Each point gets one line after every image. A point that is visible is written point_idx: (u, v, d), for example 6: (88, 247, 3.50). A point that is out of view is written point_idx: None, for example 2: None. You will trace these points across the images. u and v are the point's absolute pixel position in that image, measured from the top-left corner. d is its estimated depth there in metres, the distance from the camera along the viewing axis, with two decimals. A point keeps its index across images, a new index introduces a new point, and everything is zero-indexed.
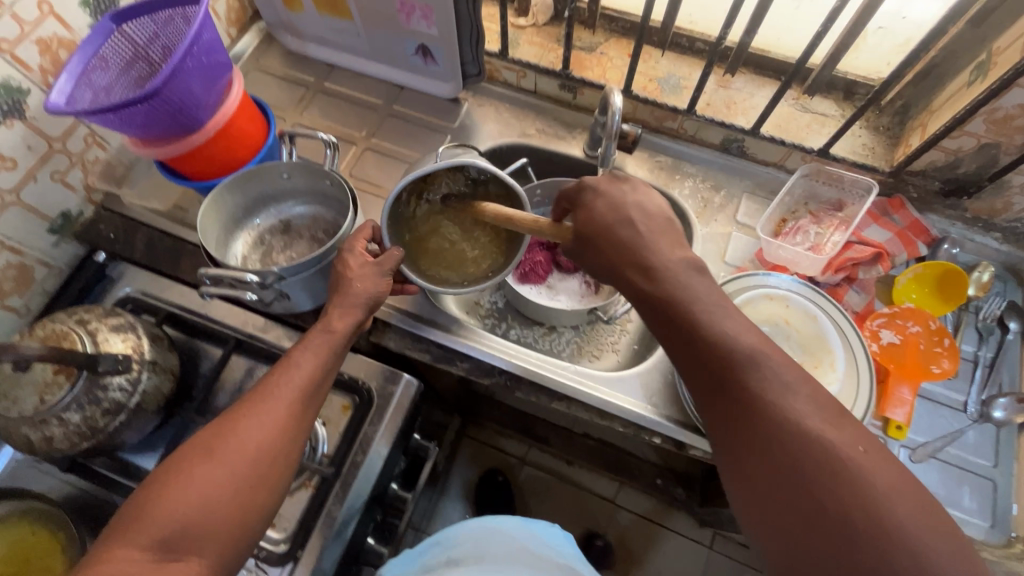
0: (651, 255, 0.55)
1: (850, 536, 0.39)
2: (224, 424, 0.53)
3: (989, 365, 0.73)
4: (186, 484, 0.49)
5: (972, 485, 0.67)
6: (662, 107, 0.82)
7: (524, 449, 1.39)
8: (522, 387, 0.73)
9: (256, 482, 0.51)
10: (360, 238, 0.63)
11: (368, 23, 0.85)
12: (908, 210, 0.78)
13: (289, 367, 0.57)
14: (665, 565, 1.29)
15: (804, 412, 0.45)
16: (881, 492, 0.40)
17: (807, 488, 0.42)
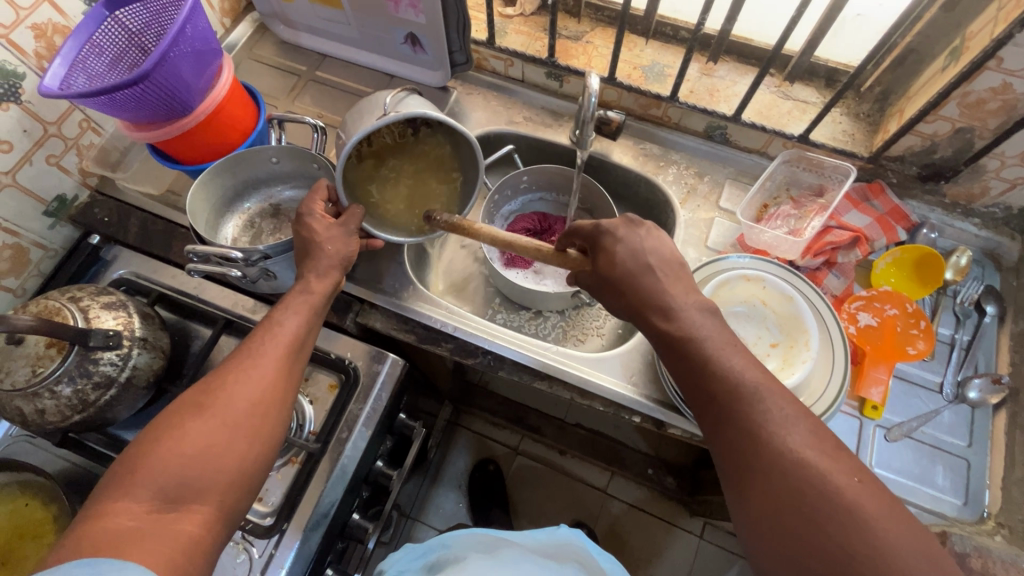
0: (644, 278, 0.58)
1: (823, 509, 0.42)
2: (212, 383, 0.55)
3: (966, 347, 0.74)
4: (179, 439, 0.50)
5: (947, 464, 0.68)
6: (645, 95, 0.83)
7: (516, 438, 1.40)
8: (505, 367, 0.75)
9: (250, 432, 0.53)
10: (316, 199, 0.65)
11: (357, 12, 0.86)
12: (888, 195, 0.79)
13: (272, 327, 0.60)
14: (656, 553, 1.30)
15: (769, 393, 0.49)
16: (847, 478, 0.44)
17: (782, 466, 0.45)
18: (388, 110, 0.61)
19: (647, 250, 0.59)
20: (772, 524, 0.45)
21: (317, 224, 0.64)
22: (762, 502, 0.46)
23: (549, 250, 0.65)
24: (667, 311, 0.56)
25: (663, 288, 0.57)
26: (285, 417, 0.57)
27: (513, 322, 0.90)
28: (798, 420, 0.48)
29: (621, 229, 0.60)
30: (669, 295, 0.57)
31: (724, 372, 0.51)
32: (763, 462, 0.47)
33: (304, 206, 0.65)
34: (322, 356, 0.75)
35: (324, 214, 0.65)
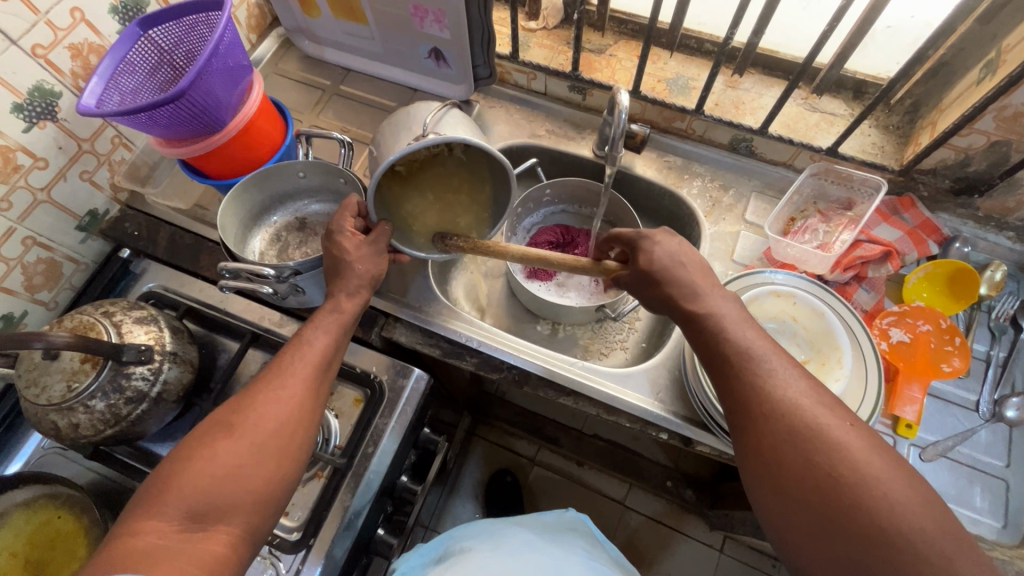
0: (670, 281, 0.58)
1: (863, 529, 0.42)
2: (242, 401, 0.55)
3: (1002, 364, 0.73)
4: (209, 458, 0.50)
5: (984, 484, 0.67)
6: (670, 108, 0.83)
7: (533, 449, 1.40)
8: (530, 382, 0.75)
9: (277, 452, 0.53)
10: (346, 216, 0.64)
11: (382, 28, 0.87)
12: (919, 208, 0.78)
13: (301, 345, 0.60)
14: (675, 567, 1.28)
15: (809, 410, 0.48)
16: (893, 496, 0.43)
17: (822, 485, 0.45)
18: (427, 130, 0.60)
19: (679, 268, 0.58)
20: (818, 538, 0.44)
21: (347, 243, 0.63)
22: (806, 516, 0.45)
23: (585, 261, 0.65)
24: (701, 329, 0.56)
25: (695, 306, 0.57)
26: (311, 437, 0.57)
27: (536, 336, 0.90)
28: (840, 423, 0.47)
29: (662, 241, 0.59)
30: (703, 313, 0.56)
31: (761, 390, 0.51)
32: (806, 475, 0.45)
33: (333, 223, 0.64)
34: (347, 370, 0.76)
35: (353, 232, 0.64)
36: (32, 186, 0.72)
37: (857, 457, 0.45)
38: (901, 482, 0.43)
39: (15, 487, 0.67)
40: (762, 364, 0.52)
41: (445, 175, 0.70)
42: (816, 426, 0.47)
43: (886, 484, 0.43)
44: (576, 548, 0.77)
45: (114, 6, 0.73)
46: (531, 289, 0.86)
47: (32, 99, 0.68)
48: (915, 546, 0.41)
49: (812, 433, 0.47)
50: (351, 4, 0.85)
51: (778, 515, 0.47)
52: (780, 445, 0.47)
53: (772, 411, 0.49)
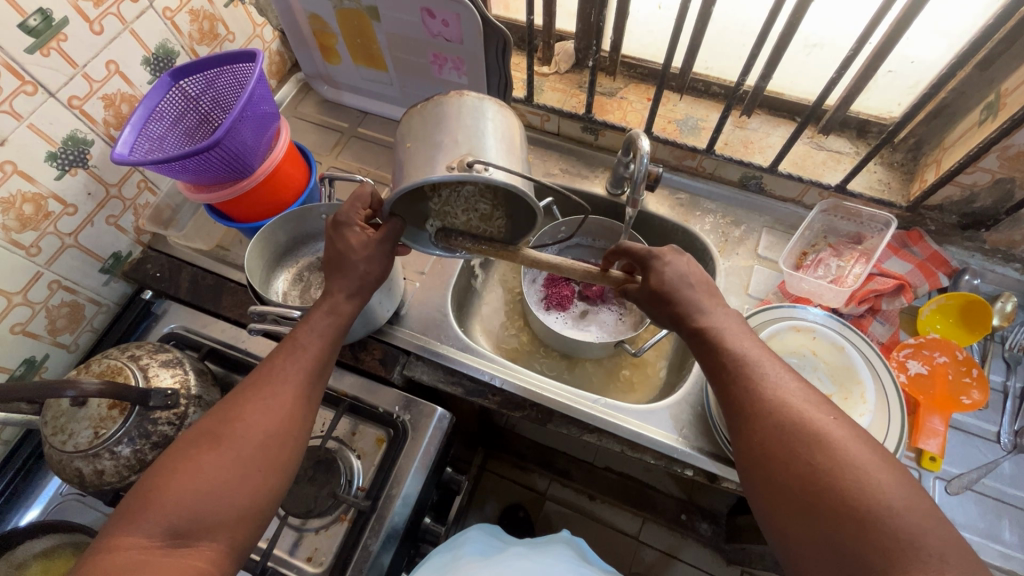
0: (701, 318, 0.57)
1: (848, 518, 0.42)
2: (229, 410, 0.55)
3: (1020, 395, 0.73)
4: (193, 470, 0.50)
5: (1012, 517, 0.67)
6: (681, 148, 0.86)
7: (546, 483, 1.39)
8: (555, 420, 0.74)
9: (261, 463, 0.53)
10: (357, 208, 0.63)
11: (401, 73, 0.90)
12: (927, 242, 0.80)
13: (295, 350, 0.59)
14: None
15: (795, 404, 0.49)
16: (874, 484, 0.43)
17: (805, 474, 0.45)
18: (473, 162, 0.51)
19: (689, 288, 0.58)
20: (800, 529, 0.45)
21: (354, 236, 0.61)
22: (788, 503, 0.46)
23: (594, 271, 0.64)
24: (710, 355, 0.56)
25: None
26: (301, 446, 0.57)
27: (552, 371, 0.91)
28: (824, 418, 0.48)
29: (671, 261, 0.59)
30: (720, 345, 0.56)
31: (750, 385, 0.52)
32: (787, 463, 0.47)
33: (341, 213, 0.63)
34: (369, 410, 0.75)
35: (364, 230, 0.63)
36: (61, 231, 0.73)
37: (835, 445, 0.46)
38: (876, 466, 0.44)
39: (33, 537, 0.65)
40: (753, 363, 0.53)
41: (482, 191, 0.62)
42: (799, 419, 0.48)
43: (868, 473, 0.44)
44: (566, 555, 0.77)
45: (147, 58, 0.76)
46: (547, 321, 0.86)
47: (66, 147, 0.70)
48: (888, 527, 0.41)
49: (796, 424, 0.48)
50: (371, 52, 0.88)
51: (764, 504, 0.48)
52: (766, 439, 0.49)
53: (759, 406, 0.50)
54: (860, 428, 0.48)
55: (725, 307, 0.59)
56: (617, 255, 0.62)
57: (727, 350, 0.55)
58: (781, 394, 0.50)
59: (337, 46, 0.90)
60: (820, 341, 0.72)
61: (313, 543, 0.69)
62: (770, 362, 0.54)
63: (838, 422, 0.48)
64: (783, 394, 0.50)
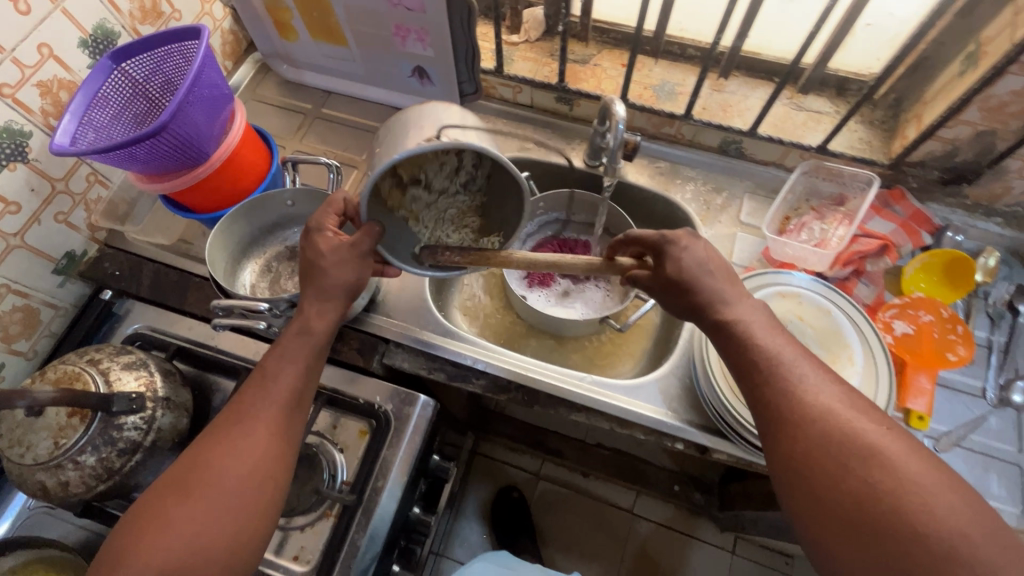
0: (691, 287, 0.56)
1: (912, 541, 0.40)
2: (197, 454, 0.52)
3: (1005, 348, 0.73)
4: (164, 526, 0.48)
5: (999, 470, 0.67)
6: (659, 115, 0.83)
7: (537, 464, 1.50)
8: (541, 400, 0.72)
9: (242, 507, 0.50)
10: (328, 213, 0.61)
11: (363, 47, 0.85)
12: (909, 200, 0.78)
13: (264, 381, 0.57)
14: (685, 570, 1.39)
15: (843, 416, 0.47)
16: (939, 505, 0.41)
17: (862, 491, 0.43)
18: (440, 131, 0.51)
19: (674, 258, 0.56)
20: (853, 551, 0.42)
21: (323, 242, 0.59)
22: (840, 522, 0.43)
23: (599, 262, 0.61)
24: (735, 342, 0.54)
25: (706, 310, 0.56)
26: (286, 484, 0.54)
27: (538, 351, 0.89)
28: (877, 429, 0.46)
29: (689, 247, 0.57)
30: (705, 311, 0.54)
31: (794, 392, 0.49)
32: (840, 478, 0.44)
33: (313, 219, 0.61)
34: (349, 402, 0.73)
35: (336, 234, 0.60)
36: (4, 231, 0.68)
37: (892, 459, 0.44)
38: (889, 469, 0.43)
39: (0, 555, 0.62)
40: (796, 368, 0.51)
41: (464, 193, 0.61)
42: (849, 431, 0.46)
43: (933, 492, 0.41)
44: None
45: (84, 40, 0.71)
46: (532, 303, 0.84)
47: (0, 140, 0.65)
48: (959, 552, 0.39)
49: (847, 436, 0.46)
50: (330, 27, 0.83)
51: (810, 523, 0.45)
52: (813, 450, 0.46)
53: (804, 414, 0.48)
54: (916, 439, 0.46)
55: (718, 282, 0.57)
56: (628, 244, 0.62)
57: (763, 353, 0.52)
58: (827, 404, 0.48)
59: (292, 21, 0.85)
60: (805, 305, 0.71)
61: (298, 540, 0.67)
62: (808, 365, 0.52)
63: (894, 434, 0.46)
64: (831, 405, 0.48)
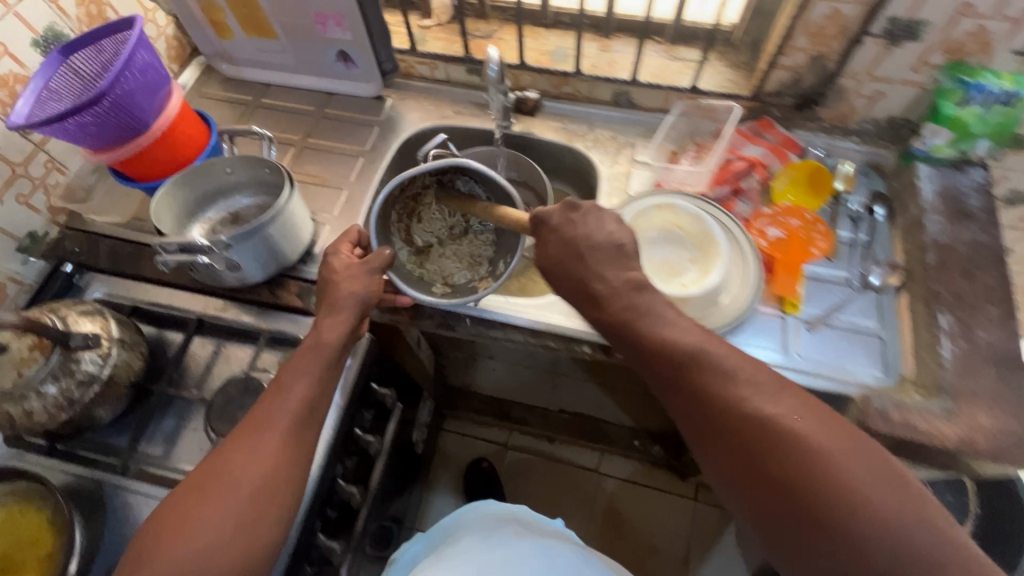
0: None
1: (833, 520, 0.47)
2: (213, 466, 0.59)
3: (866, 244, 0.84)
4: (190, 530, 0.55)
5: (864, 341, 0.77)
6: (554, 74, 0.95)
7: (504, 435, 1.60)
8: (463, 321, 0.82)
9: (256, 515, 0.58)
10: (344, 243, 0.76)
11: (290, 38, 0.96)
12: (776, 128, 0.90)
13: (271, 404, 0.64)
14: (650, 519, 1.48)
15: (783, 413, 0.52)
16: (862, 486, 0.47)
17: (792, 476, 0.49)
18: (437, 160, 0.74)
19: None
20: (788, 527, 0.49)
21: (338, 262, 0.73)
22: (775, 492, 0.50)
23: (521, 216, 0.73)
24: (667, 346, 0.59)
25: None
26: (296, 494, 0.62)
27: None
28: (795, 416, 0.52)
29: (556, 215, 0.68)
30: None
31: (739, 379, 0.55)
32: (773, 451, 0.51)
33: (329, 248, 0.76)
34: (291, 340, 0.81)
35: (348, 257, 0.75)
36: None
37: (825, 445, 0.49)
38: (798, 422, 0.51)
39: None
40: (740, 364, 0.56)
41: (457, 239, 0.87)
42: (778, 419, 0.52)
43: (857, 475, 0.48)
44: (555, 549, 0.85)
45: (36, 40, 0.81)
46: None
47: None
48: (880, 535, 0.46)
49: (786, 427, 0.51)
50: (259, 21, 0.95)
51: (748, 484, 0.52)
52: (749, 435, 0.52)
53: (745, 404, 0.53)
54: (843, 419, 0.52)
55: (597, 227, 0.67)
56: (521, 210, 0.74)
57: (707, 350, 0.57)
58: (767, 404, 0.53)
59: (226, 20, 0.96)
60: (681, 214, 0.81)
61: None
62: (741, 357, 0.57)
63: (824, 419, 0.52)
64: (771, 406, 0.53)
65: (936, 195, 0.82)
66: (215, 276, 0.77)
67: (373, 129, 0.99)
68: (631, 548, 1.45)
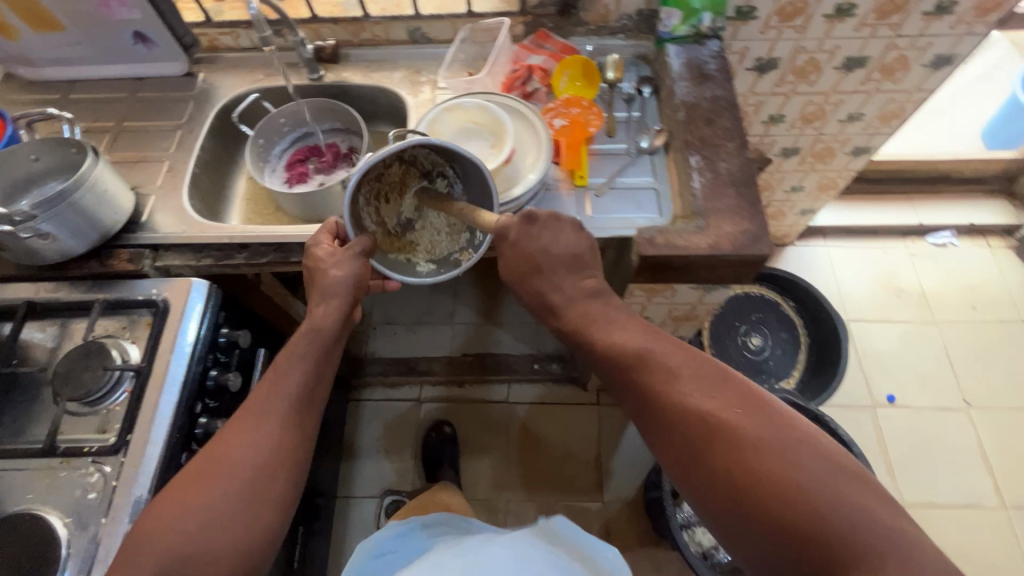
0: None
1: (756, 462, 0.53)
2: (214, 447, 0.66)
3: (638, 119, 0.98)
4: (182, 509, 0.61)
5: (641, 195, 0.90)
6: (348, 22, 1.03)
7: (416, 391, 1.66)
8: (295, 252, 0.89)
9: (251, 497, 0.64)
10: (323, 235, 0.79)
11: (81, 26, 0.99)
12: (554, 38, 1.03)
13: (272, 392, 0.71)
14: (562, 430, 1.60)
15: (720, 410, 0.58)
16: (799, 475, 0.52)
17: (724, 439, 0.55)
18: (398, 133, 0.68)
19: None
20: (724, 501, 0.55)
21: (319, 252, 0.76)
22: (716, 474, 0.55)
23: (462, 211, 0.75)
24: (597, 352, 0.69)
25: None
26: (290, 478, 0.68)
27: None
28: (735, 412, 0.57)
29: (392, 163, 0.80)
30: None
31: (667, 384, 0.62)
32: (710, 445, 0.56)
33: (313, 239, 0.79)
34: (129, 302, 0.83)
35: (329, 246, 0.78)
36: None
37: (759, 428, 0.55)
38: (735, 417, 0.56)
39: None
40: (677, 370, 0.62)
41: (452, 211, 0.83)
42: (721, 421, 0.57)
43: (810, 483, 0.51)
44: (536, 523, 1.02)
45: None
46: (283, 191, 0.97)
47: None
48: (795, 474, 0.52)
49: (729, 436, 0.56)
50: (43, 14, 0.96)
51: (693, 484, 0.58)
52: (678, 417, 0.59)
53: (679, 419, 0.59)
54: (806, 433, 0.55)
55: (551, 237, 0.74)
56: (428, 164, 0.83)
57: (650, 377, 0.63)
58: (704, 403, 0.59)
59: (8, 19, 0.97)
60: (469, 110, 0.93)
61: (104, 418, 0.77)
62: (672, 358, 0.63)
63: (765, 418, 0.56)
64: (707, 403, 0.58)
65: (682, 65, 0.96)
66: (30, 252, 0.78)
67: (188, 102, 1.03)
68: (549, 462, 1.56)
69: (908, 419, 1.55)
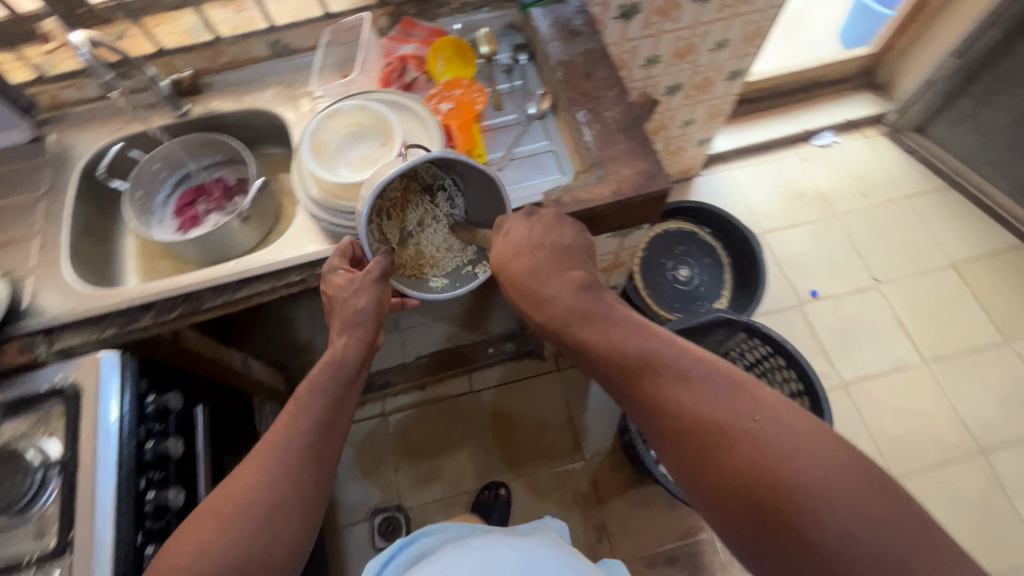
0: None
1: (760, 479, 0.53)
2: (235, 477, 0.65)
3: (520, 88, 1.00)
4: (200, 545, 0.59)
5: (540, 159, 0.92)
6: (201, 48, 0.98)
7: (380, 406, 1.63)
8: (205, 298, 0.84)
9: (264, 537, 0.61)
10: (337, 257, 0.76)
11: None
12: (419, 25, 1.01)
13: (288, 426, 0.68)
14: (531, 403, 1.63)
15: (727, 416, 0.57)
16: (806, 481, 0.51)
17: (727, 449, 0.55)
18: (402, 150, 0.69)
19: None
20: (728, 505, 0.55)
21: (336, 280, 0.74)
22: (724, 483, 0.55)
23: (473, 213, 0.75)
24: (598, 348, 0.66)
25: None
26: (309, 515, 0.65)
27: None
28: (745, 418, 0.56)
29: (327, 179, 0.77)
30: None
31: (668, 393, 0.61)
32: (717, 453, 0.56)
33: (329, 263, 0.76)
34: (33, 395, 0.77)
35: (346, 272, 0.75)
36: None
37: (765, 439, 0.54)
38: (741, 425, 0.56)
39: None
40: (680, 374, 0.61)
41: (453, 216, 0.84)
42: (722, 425, 0.56)
43: (814, 485, 0.51)
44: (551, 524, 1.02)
45: None
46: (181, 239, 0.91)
47: None
48: (800, 490, 0.51)
49: (733, 442, 0.55)
50: None
51: (697, 482, 0.58)
52: (687, 422, 0.58)
53: (686, 422, 0.59)
54: (818, 439, 0.54)
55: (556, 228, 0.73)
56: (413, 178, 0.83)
57: (652, 379, 0.62)
58: (711, 409, 0.58)
59: None
60: (349, 113, 0.90)
61: (37, 524, 0.71)
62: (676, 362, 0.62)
63: (771, 423, 0.55)
64: (715, 411, 0.57)
65: (549, 25, 0.97)
66: None
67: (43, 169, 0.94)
68: (526, 438, 1.58)
69: (831, 309, 1.69)
